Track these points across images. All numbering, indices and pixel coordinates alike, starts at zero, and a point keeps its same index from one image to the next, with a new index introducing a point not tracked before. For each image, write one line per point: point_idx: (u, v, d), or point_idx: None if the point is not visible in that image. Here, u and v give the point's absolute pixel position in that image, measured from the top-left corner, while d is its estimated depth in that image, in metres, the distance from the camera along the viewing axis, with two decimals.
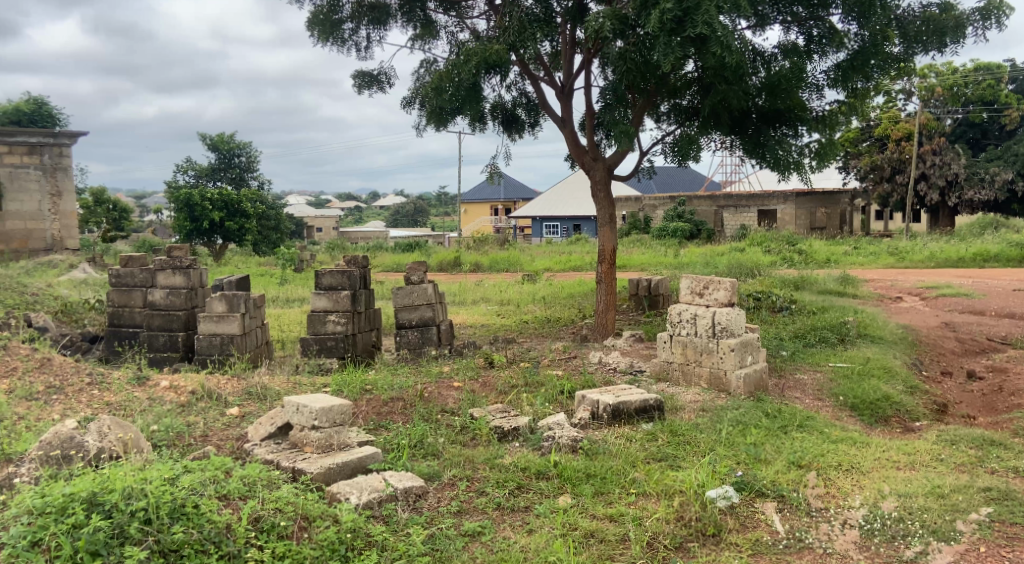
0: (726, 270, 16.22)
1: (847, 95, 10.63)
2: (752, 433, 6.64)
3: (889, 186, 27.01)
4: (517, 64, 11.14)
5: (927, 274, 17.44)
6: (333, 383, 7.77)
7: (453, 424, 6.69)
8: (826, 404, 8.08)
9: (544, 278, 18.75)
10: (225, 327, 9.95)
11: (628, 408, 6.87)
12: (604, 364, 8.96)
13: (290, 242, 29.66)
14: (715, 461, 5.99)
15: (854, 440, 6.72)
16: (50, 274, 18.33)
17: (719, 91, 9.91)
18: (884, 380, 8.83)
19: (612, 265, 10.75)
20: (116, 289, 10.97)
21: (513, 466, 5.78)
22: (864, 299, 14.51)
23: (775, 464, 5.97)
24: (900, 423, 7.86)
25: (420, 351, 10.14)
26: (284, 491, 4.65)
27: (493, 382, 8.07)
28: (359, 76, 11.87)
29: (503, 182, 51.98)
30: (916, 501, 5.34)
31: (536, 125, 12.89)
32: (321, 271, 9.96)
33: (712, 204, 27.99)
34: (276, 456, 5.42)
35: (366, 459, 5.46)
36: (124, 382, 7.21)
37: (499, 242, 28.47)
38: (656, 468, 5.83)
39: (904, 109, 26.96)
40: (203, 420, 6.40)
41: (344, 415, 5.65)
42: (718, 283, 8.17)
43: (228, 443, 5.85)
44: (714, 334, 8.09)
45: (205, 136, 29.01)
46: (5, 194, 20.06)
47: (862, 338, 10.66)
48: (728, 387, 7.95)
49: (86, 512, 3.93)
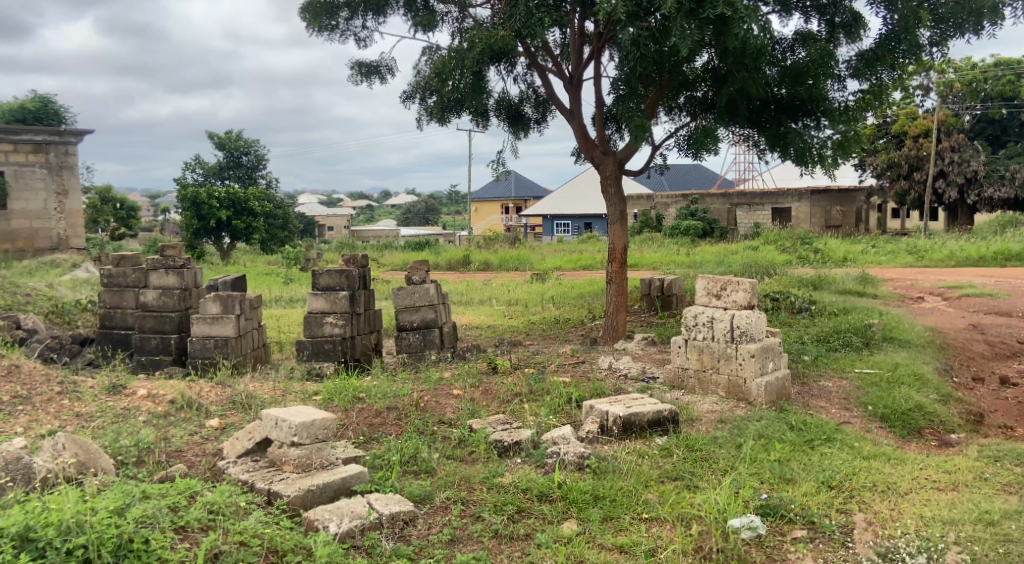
0: (742, 270, 15.63)
1: (871, 86, 10.04)
2: (776, 448, 6.09)
3: (906, 183, 26.30)
4: (524, 54, 10.63)
5: (949, 274, 16.78)
6: (324, 391, 7.25)
7: (450, 437, 6.20)
8: (855, 414, 7.51)
9: (553, 278, 18.21)
10: (219, 330, 9.47)
11: (640, 420, 6.33)
12: (615, 369, 8.40)
13: (297, 242, 29.22)
14: (738, 482, 5.46)
15: (888, 456, 6.17)
16: (51, 274, 17.91)
17: (738, 79, 9.34)
18: (915, 388, 8.23)
19: (623, 265, 10.18)
20: (107, 289, 10.51)
21: (512, 487, 5.25)
22: (885, 300, 13.88)
23: (804, 485, 5.44)
24: (934, 436, 7.29)
25: (421, 355, 9.62)
26: (252, 520, 4.13)
27: (495, 390, 7.53)
28: (357, 67, 11.37)
29: (513, 180, 51.40)
30: (965, 530, 4.83)
31: (543, 121, 12.36)
32: (318, 271, 9.45)
33: (726, 201, 27.28)
34: (251, 476, 4.92)
35: (350, 479, 4.93)
36: (98, 391, 6.72)
37: (509, 240, 27.93)
38: (671, 490, 5.31)
39: (922, 105, 26.22)
40: (179, 432, 5.91)
41: (327, 431, 5.10)
42: (737, 283, 7.60)
43: (202, 460, 5.36)
44: (733, 339, 7.53)
45: (213, 134, 28.68)
46: (11, 194, 19.70)
47: (888, 341, 10.07)
48: (748, 396, 7.41)
49: (16, 550, 3.43)
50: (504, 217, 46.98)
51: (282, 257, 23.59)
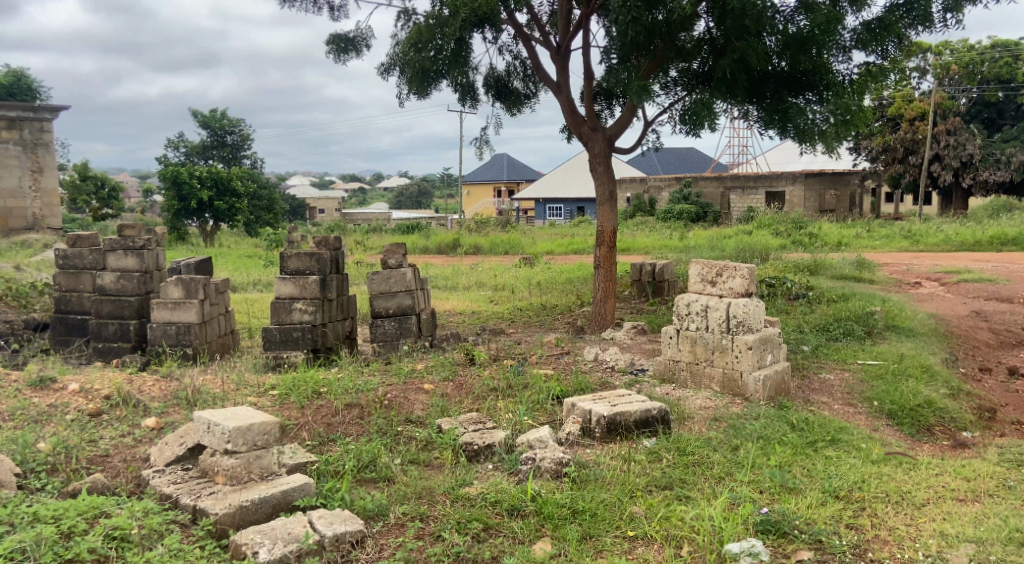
0: (735, 255, 15.00)
1: (879, 57, 9.37)
2: (777, 452, 5.47)
3: (901, 167, 25.64)
4: (509, 23, 9.91)
5: (946, 259, 16.18)
6: (282, 385, 6.58)
7: (416, 438, 5.57)
8: (860, 411, 6.90)
9: (542, 262, 17.56)
10: (182, 315, 8.81)
11: (626, 420, 5.67)
12: (600, 362, 7.78)
13: (283, 224, 28.39)
14: (736, 492, 4.85)
15: (900, 460, 5.56)
16: (20, 254, 17.17)
17: (738, 48, 8.65)
18: (922, 382, 7.62)
19: (612, 248, 9.48)
20: (63, 271, 9.79)
21: (480, 500, 4.61)
22: (883, 285, 13.25)
23: (809, 496, 4.84)
24: (946, 434, 6.70)
25: (395, 345, 8.94)
26: (159, 550, 3.67)
27: (469, 384, 6.87)
28: (332, 41, 10.62)
29: (506, 163, 50.53)
30: (994, 552, 4.25)
31: (533, 95, 11.64)
32: (287, 253, 8.74)
33: (719, 185, 26.52)
34: (176, 490, 4.31)
35: (291, 492, 4.32)
36: (22, 386, 6.11)
37: (500, 225, 27.11)
38: (661, 501, 4.70)
39: (919, 88, 25.53)
40: (107, 434, 5.31)
41: (268, 436, 4.46)
42: (733, 269, 6.95)
43: (127, 468, 4.81)
44: (729, 330, 6.90)
45: (196, 113, 27.78)
46: None
47: (891, 330, 9.44)
48: (744, 391, 6.79)
49: None
50: (496, 201, 46.23)
51: (262, 240, 22.81)
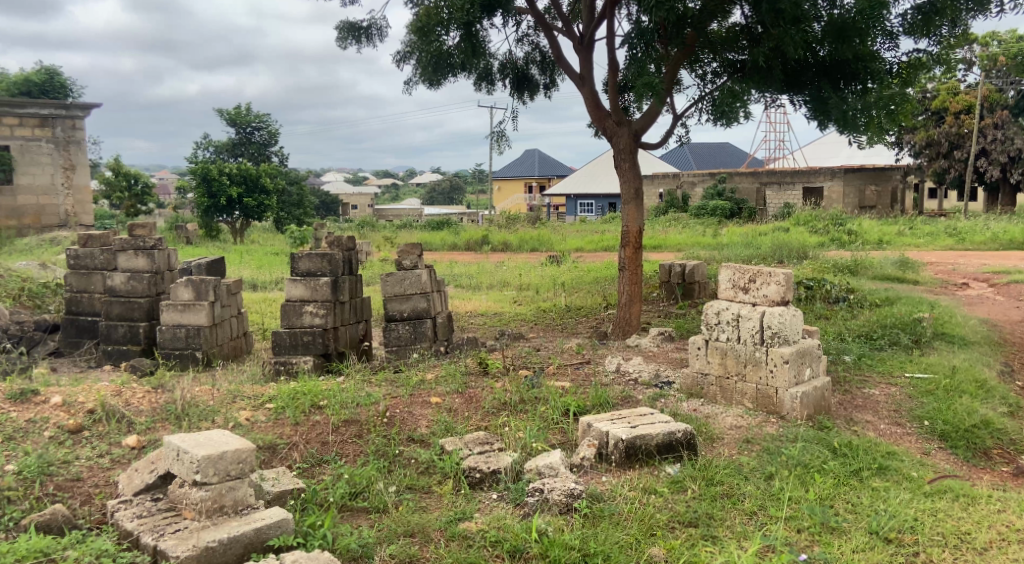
0: (771, 254, 14.27)
1: (929, 43, 8.62)
2: (816, 482, 4.90)
3: (946, 162, 24.60)
4: (526, 9, 9.39)
5: (994, 258, 15.30)
6: (280, 397, 6.10)
7: (416, 461, 5.09)
8: (909, 432, 6.29)
9: (570, 260, 16.99)
10: (191, 318, 8.40)
11: (647, 445, 5.11)
12: (623, 373, 7.20)
13: (311, 219, 28.16)
14: (770, 532, 4.31)
15: (958, 492, 4.94)
16: (47, 252, 17.00)
17: (773, 36, 8.02)
18: (977, 399, 6.94)
19: (638, 249, 8.89)
20: (74, 272, 9.48)
21: (479, 539, 4.15)
22: (928, 287, 12.48)
23: (853, 537, 4.29)
24: (1004, 459, 6.07)
25: (407, 351, 8.47)
26: None
27: (479, 397, 6.37)
28: (343, 28, 10.22)
29: (538, 159, 49.91)
30: None
31: (551, 86, 11.14)
32: (297, 255, 8.29)
33: (755, 180, 25.69)
34: (139, 526, 3.90)
35: (267, 530, 3.88)
36: (3, 399, 5.73)
37: (529, 221, 26.58)
38: (684, 544, 4.18)
39: (965, 80, 24.37)
40: (85, 454, 4.92)
41: (243, 465, 4.00)
42: (768, 276, 6.32)
43: (98, 497, 4.42)
44: (762, 341, 6.31)
45: (223, 110, 27.63)
46: (16, 168, 18.72)
47: (941, 338, 8.73)
48: (780, 409, 6.21)
49: None
50: (527, 198, 45.77)
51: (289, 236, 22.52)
